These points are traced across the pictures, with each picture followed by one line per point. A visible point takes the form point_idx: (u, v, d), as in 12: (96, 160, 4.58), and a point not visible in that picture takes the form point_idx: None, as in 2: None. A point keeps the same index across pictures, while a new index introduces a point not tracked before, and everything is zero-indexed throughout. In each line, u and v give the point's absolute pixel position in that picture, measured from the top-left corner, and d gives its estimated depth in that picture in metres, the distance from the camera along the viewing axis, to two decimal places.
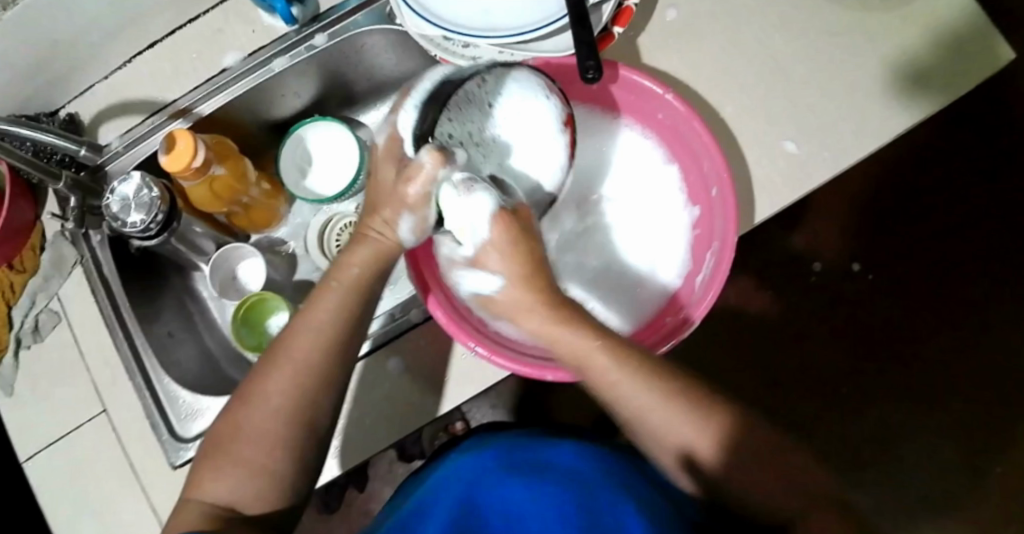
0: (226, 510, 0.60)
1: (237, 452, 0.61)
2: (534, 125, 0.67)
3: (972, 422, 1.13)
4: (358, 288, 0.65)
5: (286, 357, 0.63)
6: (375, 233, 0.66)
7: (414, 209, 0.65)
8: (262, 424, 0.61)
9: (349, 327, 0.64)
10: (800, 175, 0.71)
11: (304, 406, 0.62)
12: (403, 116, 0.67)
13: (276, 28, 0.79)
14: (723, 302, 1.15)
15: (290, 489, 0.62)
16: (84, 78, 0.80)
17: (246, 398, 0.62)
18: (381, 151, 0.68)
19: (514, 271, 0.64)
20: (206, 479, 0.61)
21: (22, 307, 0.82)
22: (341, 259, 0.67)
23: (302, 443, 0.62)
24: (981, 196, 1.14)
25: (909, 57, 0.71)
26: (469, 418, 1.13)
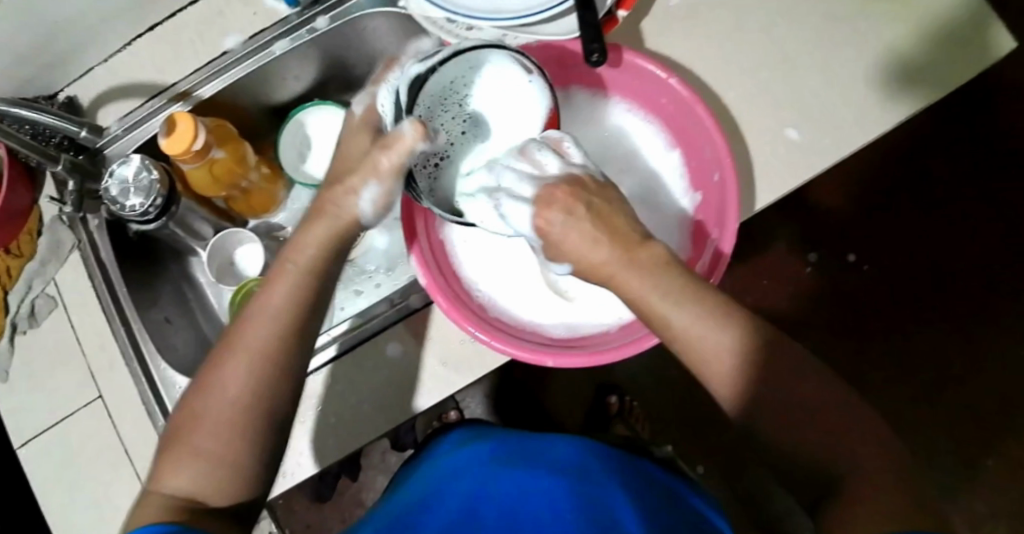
0: (188, 501, 0.58)
1: (197, 444, 0.59)
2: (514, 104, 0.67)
3: (974, 419, 1.12)
4: (314, 268, 0.64)
5: (240, 340, 0.61)
6: (331, 208, 0.65)
7: (382, 179, 0.64)
8: (218, 412, 0.59)
9: (305, 307, 0.63)
10: (802, 162, 0.71)
11: (263, 394, 0.60)
12: (381, 94, 0.67)
13: (277, 12, 0.78)
14: (724, 296, 1.14)
15: (254, 481, 0.60)
16: (83, 60, 0.79)
17: (202, 386, 0.61)
18: (356, 123, 0.69)
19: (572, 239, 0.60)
20: (167, 470, 0.59)
21: (18, 292, 0.80)
22: (296, 237, 0.65)
23: (261, 432, 0.60)
24: (983, 195, 1.13)
25: (913, 45, 0.71)
26: (463, 409, 1.10)
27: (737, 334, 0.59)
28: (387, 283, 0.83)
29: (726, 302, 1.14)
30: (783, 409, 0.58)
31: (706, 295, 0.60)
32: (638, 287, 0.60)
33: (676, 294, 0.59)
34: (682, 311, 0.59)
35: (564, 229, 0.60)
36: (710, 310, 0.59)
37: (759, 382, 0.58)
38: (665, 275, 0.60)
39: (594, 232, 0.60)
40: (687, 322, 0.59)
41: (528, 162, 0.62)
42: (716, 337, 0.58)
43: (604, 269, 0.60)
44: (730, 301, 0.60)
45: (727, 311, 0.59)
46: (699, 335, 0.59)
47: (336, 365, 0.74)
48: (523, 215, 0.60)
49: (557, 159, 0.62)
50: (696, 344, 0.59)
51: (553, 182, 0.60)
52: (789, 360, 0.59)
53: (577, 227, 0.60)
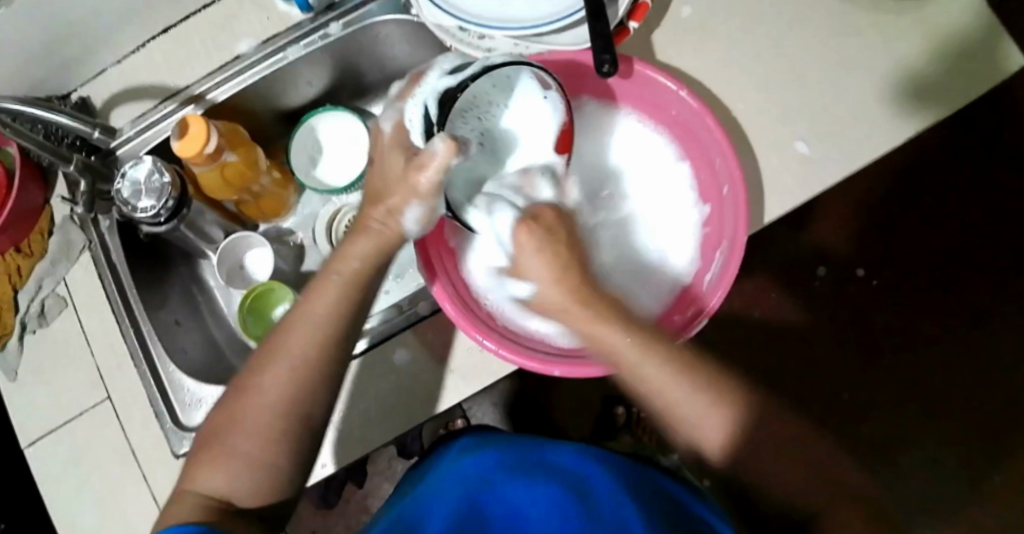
0: (220, 502, 0.59)
1: (234, 445, 0.60)
2: (538, 123, 0.68)
3: (976, 433, 1.12)
4: (359, 280, 0.64)
5: (281, 347, 0.61)
6: (377, 224, 0.64)
7: (423, 199, 0.63)
8: (258, 417, 0.60)
9: (348, 320, 0.63)
10: (810, 175, 0.71)
11: (303, 401, 0.61)
12: (410, 107, 0.65)
13: (292, 17, 0.79)
14: (729, 307, 1.14)
15: (285, 484, 0.61)
16: (97, 61, 0.80)
17: (245, 389, 0.61)
18: (388, 141, 0.66)
19: (545, 272, 0.62)
20: (201, 471, 0.60)
21: (28, 291, 0.81)
22: (342, 249, 0.65)
23: (298, 438, 0.61)
24: (988, 210, 1.13)
25: (923, 62, 0.71)
26: (470, 416, 1.12)
27: (733, 424, 0.60)
28: (395, 291, 0.84)
29: (732, 314, 1.14)
30: (770, 466, 0.60)
31: (689, 369, 0.61)
32: (620, 345, 0.61)
33: (651, 350, 0.61)
34: (677, 385, 0.61)
35: (536, 251, 0.62)
36: (707, 392, 0.61)
37: (749, 444, 0.60)
38: (659, 348, 0.61)
39: (561, 260, 0.62)
40: (681, 399, 0.61)
41: (524, 182, 0.67)
42: (708, 408, 0.60)
43: (568, 309, 0.62)
44: (722, 376, 0.62)
45: (719, 389, 0.61)
46: (681, 400, 0.61)
47: (344, 370, 0.74)
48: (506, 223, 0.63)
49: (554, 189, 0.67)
50: (679, 408, 0.61)
51: (541, 203, 0.65)
52: (778, 431, 0.61)
53: (549, 252, 0.62)
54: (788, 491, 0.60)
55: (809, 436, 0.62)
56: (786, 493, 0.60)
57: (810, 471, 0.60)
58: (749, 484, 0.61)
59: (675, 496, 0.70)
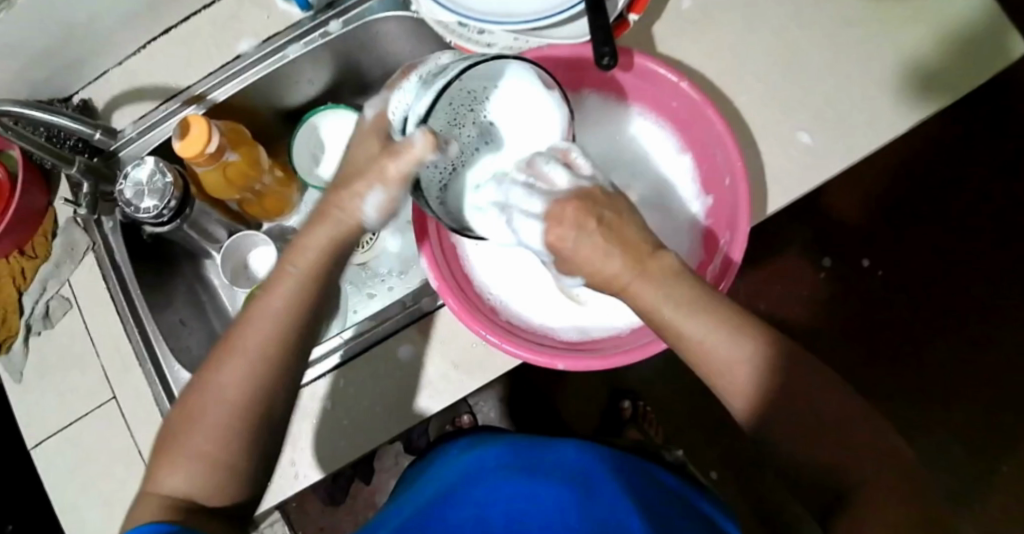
0: (181, 500, 0.59)
1: (191, 444, 0.60)
2: (531, 121, 0.66)
3: (983, 421, 1.12)
4: (319, 274, 0.63)
5: (237, 345, 0.61)
6: (338, 213, 0.63)
7: (388, 187, 0.61)
8: (215, 416, 0.60)
9: (302, 315, 0.62)
10: (813, 165, 0.71)
11: (255, 397, 0.61)
12: (395, 96, 0.65)
13: (292, 15, 0.78)
14: (733, 299, 1.14)
15: (246, 481, 0.61)
16: (98, 63, 0.80)
17: (198, 386, 0.61)
18: (368, 126, 0.66)
19: (597, 252, 0.57)
20: (164, 471, 0.60)
21: (33, 293, 0.81)
22: (299, 240, 0.64)
23: (255, 435, 0.61)
24: (993, 198, 1.13)
25: (925, 50, 0.71)
26: (476, 412, 1.11)
27: (759, 358, 0.58)
28: (399, 286, 0.84)
29: (737, 306, 1.14)
30: (804, 419, 0.58)
31: (711, 302, 0.59)
32: (657, 302, 0.58)
33: (690, 307, 0.58)
34: (700, 320, 0.58)
35: (577, 246, 0.57)
36: (727, 324, 0.59)
37: (778, 409, 0.58)
38: (697, 303, 0.59)
39: (607, 246, 0.57)
40: (718, 353, 0.58)
41: (536, 172, 0.60)
42: (730, 346, 0.58)
43: (622, 278, 0.58)
44: (738, 310, 0.60)
45: (753, 331, 0.59)
46: (717, 344, 0.58)
47: (352, 365, 0.75)
48: (534, 232, 0.58)
49: (567, 172, 0.60)
50: (719, 368, 0.59)
51: (563, 197, 0.58)
52: (825, 407, 0.58)
53: (591, 244, 0.57)
54: (819, 460, 0.58)
55: (849, 399, 0.59)
56: (804, 464, 0.58)
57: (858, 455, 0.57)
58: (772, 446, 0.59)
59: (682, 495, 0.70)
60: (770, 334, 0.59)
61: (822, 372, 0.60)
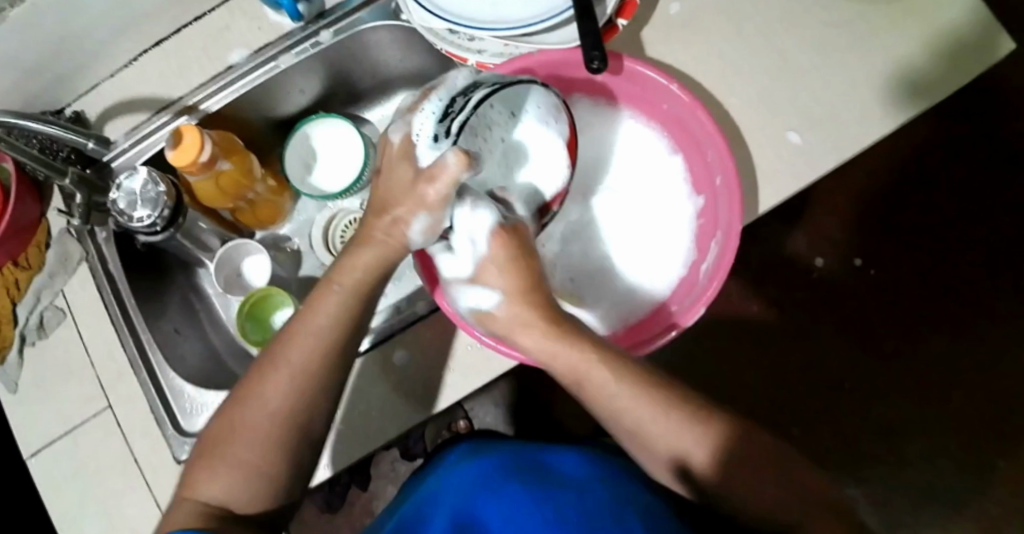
0: (218, 509, 0.59)
1: (231, 453, 0.60)
2: (541, 143, 0.68)
3: (978, 418, 1.12)
4: (363, 291, 0.64)
5: (282, 358, 0.62)
6: (381, 235, 0.64)
7: (432, 211, 0.62)
8: (258, 426, 0.60)
9: (348, 332, 0.63)
10: (803, 165, 0.71)
11: (306, 410, 0.61)
12: (418, 120, 0.64)
13: (283, 25, 0.79)
14: (728, 301, 1.15)
15: (285, 490, 0.61)
16: (90, 75, 0.80)
17: (243, 397, 0.61)
18: (394, 151, 0.65)
19: (513, 286, 0.64)
20: (200, 478, 0.60)
21: (27, 304, 0.81)
22: (346, 257, 0.65)
23: (296, 447, 0.61)
24: (982, 196, 1.14)
25: (910, 49, 0.71)
26: (472, 417, 1.12)
27: (711, 445, 0.61)
28: (394, 293, 0.85)
29: (732, 308, 1.15)
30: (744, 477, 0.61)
31: (652, 386, 0.63)
32: (588, 364, 0.63)
33: (615, 371, 0.63)
34: (647, 408, 0.62)
35: (496, 267, 0.63)
36: (665, 413, 0.62)
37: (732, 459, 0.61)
38: (615, 362, 0.63)
39: (510, 279, 0.64)
40: (651, 421, 0.62)
41: (500, 202, 0.67)
42: (679, 425, 0.62)
43: (524, 323, 0.64)
44: (686, 396, 0.63)
45: (684, 407, 0.62)
46: (646, 417, 0.62)
47: (350, 369, 0.75)
48: (484, 221, 0.63)
49: (500, 208, 0.66)
50: (647, 425, 0.62)
51: (495, 227, 0.63)
52: (756, 449, 0.62)
53: (507, 273, 0.63)
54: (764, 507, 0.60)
55: (772, 445, 0.63)
56: (761, 513, 0.60)
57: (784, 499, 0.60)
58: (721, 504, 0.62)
59: (670, 495, 0.72)
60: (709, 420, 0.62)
61: (769, 447, 0.62)
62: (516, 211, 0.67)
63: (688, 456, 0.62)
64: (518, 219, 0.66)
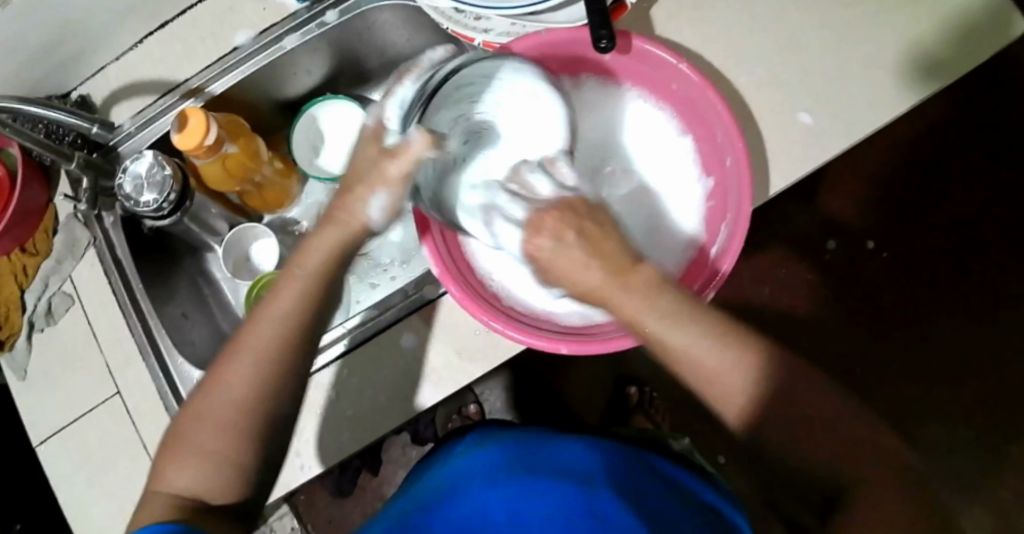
0: (192, 500, 0.59)
1: (197, 442, 0.60)
2: (530, 111, 0.66)
3: (990, 402, 1.11)
4: (323, 273, 0.63)
5: (245, 343, 0.61)
6: (344, 215, 0.63)
7: (391, 188, 0.62)
8: (222, 416, 0.60)
9: (308, 314, 0.62)
10: (814, 146, 0.70)
11: (270, 395, 0.61)
12: (389, 105, 0.64)
13: (287, 6, 0.78)
14: (738, 285, 1.14)
15: (253, 478, 0.61)
16: (95, 58, 0.79)
17: (208, 386, 0.61)
18: (369, 134, 0.64)
19: (578, 254, 0.59)
20: (171, 469, 0.60)
21: (35, 290, 0.82)
22: (305, 243, 0.64)
23: (260, 433, 0.61)
24: (997, 179, 1.12)
25: (926, 27, 0.70)
26: (482, 402, 1.12)
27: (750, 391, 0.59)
28: (402, 276, 0.84)
29: (742, 292, 1.14)
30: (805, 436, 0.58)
31: (721, 331, 0.59)
32: (652, 322, 0.58)
33: (679, 321, 0.58)
34: (715, 359, 0.58)
35: (555, 245, 0.59)
36: (739, 364, 0.58)
37: (772, 409, 0.58)
38: (685, 317, 0.59)
39: (581, 255, 0.59)
40: (716, 378, 0.59)
41: (522, 187, 0.63)
42: (743, 383, 0.58)
43: (601, 287, 0.59)
44: (742, 333, 0.60)
45: (751, 351, 0.59)
46: (716, 368, 0.58)
47: (358, 354, 0.75)
48: (513, 235, 0.61)
49: (550, 181, 0.62)
50: (714, 384, 0.59)
51: (543, 207, 0.60)
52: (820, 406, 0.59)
53: (565, 254, 0.59)
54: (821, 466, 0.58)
55: (841, 402, 0.59)
56: (831, 467, 0.58)
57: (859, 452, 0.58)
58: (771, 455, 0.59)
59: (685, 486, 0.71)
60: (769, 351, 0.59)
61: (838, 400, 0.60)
62: (569, 182, 0.62)
63: (736, 413, 0.59)
64: (573, 192, 0.62)
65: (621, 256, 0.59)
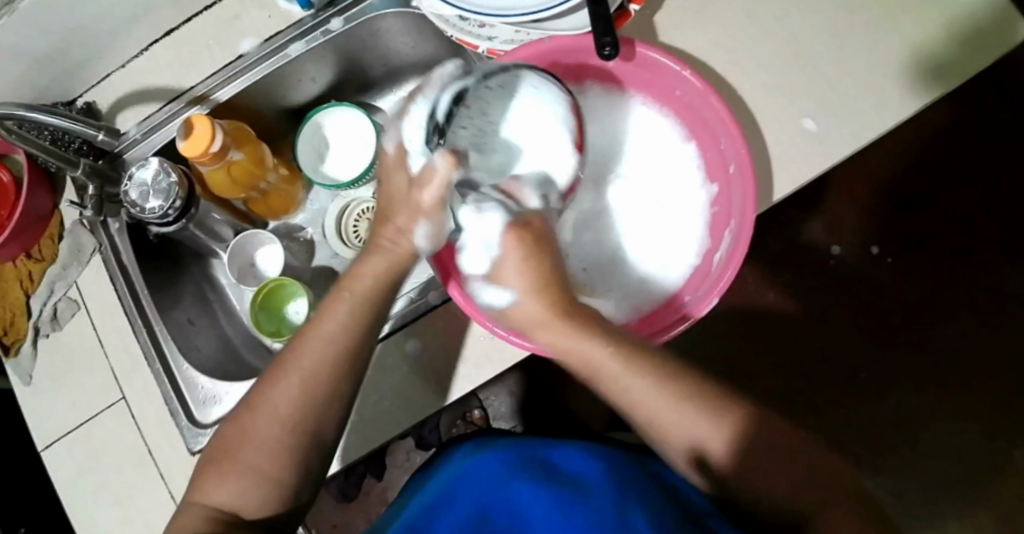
0: (228, 515, 0.59)
1: (243, 458, 0.60)
2: (541, 127, 0.69)
3: (996, 407, 1.11)
4: (371, 297, 0.65)
5: (292, 361, 0.62)
6: (387, 244, 0.66)
7: (428, 215, 0.65)
8: (270, 432, 0.60)
9: (360, 338, 0.63)
10: (819, 151, 0.71)
11: (315, 414, 0.61)
12: (410, 125, 0.66)
13: (293, 13, 0.78)
14: (741, 290, 1.14)
15: (294, 495, 0.61)
16: (100, 66, 0.80)
17: (254, 404, 0.61)
18: (390, 159, 0.68)
19: (528, 284, 0.63)
20: (211, 482, 0.60)
21: (41, 295, 0.82)
22: (355, 267, 0.66)
23: (307, 452, 0.61)
24: (1002, 183, 1.12)
25: (931, 32, 0.70)
26: (487, 407, 1.12)
27: (730, 433, 0.61)
28: (406, 282, 0.85)
29: (746, 298, 1.14)
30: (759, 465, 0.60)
31: (674, 382, 0.62)
32: (602, 357, 0.62)
33: (632, 364, 0.62)
34: (656, 400, 0.62)
35: (517, 261, 0.63)
36: (689, 403, 0.61)
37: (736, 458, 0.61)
38: (646, 364, 0.62)
39: (528, 265, 0.63)
40: (672, 419, 0.61)
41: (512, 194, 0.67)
42: (693, 416, 0.61)
43: (544, 320, 0.63)
44: (714, 395, 0.62)
45: (707, 400, 0.62)
46: (670, 415, 0.61)
47: None
48: (496, 223, 0.64)
49: (535, 192, 0.68)
50: (668, 422, 0.62)
51: (508, 221, 0.64)
52: (773, 444, 0.61)
53: (523, 266, 0.63)
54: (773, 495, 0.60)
55: (789, 437, 0.62)
56: (775, 498, 0.60)
57: (804, 472, 0.60)
58: (738, 499, 0.61)
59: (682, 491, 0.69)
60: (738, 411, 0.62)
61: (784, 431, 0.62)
62: (530, 203, 0.67)
63: (704, 444, 0.61)
64: (551, 212, 0.69)
65: (558, 294, 0.64)
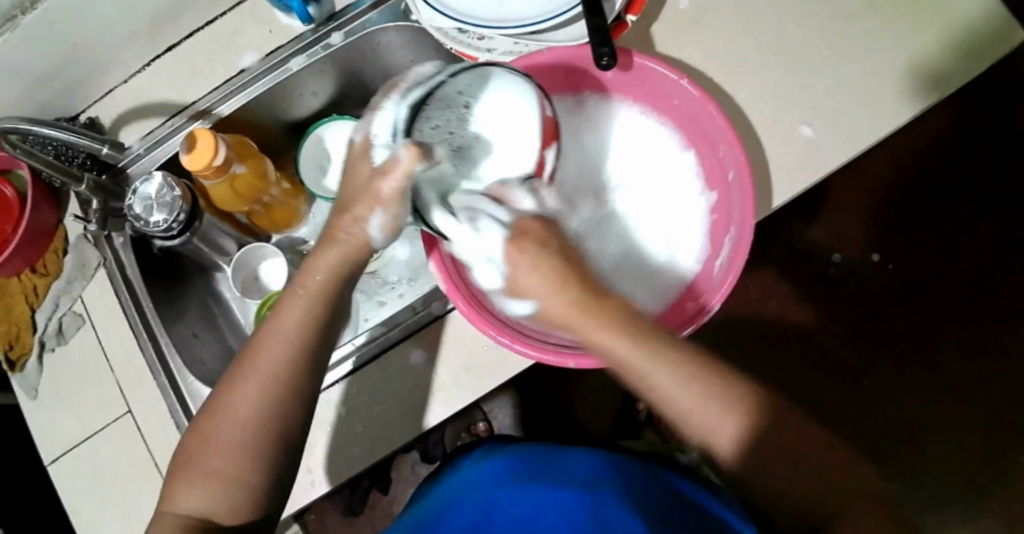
0: (200, 521, 0.59)
1: (208, 464, 0.60)
2: (511, 121, 0.66)
3: (1001, 412, 1.11)
4: (325, 294, 0.64)
5: (251, 365, 0.62)
6: (342, 236, 0.64)
7: (388, 206, 0.63)
8: (231, 437, 0.60)
9: (312, 335, 0.63)
10: (816, 159, 0.71)
11: (277, 415, 0.61)
12: (377, 120, 0.64)
13: (293, 28, 0.80)
14: (743, 298, 1.14)
15: (266, 496, 0.61)
16: (103, 81, 0.81)
17: (213, 409, 0.62)
18: (356, 150, 0.65)
19: (547, 279, 0.60)
20: (179, 489, 0.61)
21: (46, 310, 0.82)
22: (307, 264, 0.65)
23: (271, 455, 0.61)
24: (1001, 188, 1.13)
25: (924, 39, 0.71)
26: (491, 419, 1.13)
27: (739, 424, 0.61)
28: (410, 293, 0.85)
29: (749, 306, 1.14)
30: (783, 457, 0.61)
31: (700, 374, 0.61)
32: (630, 353, 0.60)
33: (658, 355, 0.60)
34: (687, 391, 0.61)
35: (532, 265, 0.60)
36: (716, 399, 0.61)
37: (758, 442, 0.62)
38: (669, 354, 0.61)
39: (557, 268, 0.60)
40: (688, 408, 0.61)
41: (501, 196, 0.64)
42: (718, 411, 0.61)
43: (571, 315, 0.60)
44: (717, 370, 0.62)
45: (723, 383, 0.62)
46: (692, 407, 0.61)
47: (367, 370, 0.75)
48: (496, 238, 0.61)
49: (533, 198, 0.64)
50: (695, 414, 0.61)
51: (529, 215, 0.62)
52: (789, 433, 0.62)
53: (548, 263, 0.60)
54: (796, 488, 0.61)
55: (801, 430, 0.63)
56: (793, 491, 0.61)
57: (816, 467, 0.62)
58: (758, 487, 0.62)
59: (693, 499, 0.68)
60: (754, 399, 0.62)
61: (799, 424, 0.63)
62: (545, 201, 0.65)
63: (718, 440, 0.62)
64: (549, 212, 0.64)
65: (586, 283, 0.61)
